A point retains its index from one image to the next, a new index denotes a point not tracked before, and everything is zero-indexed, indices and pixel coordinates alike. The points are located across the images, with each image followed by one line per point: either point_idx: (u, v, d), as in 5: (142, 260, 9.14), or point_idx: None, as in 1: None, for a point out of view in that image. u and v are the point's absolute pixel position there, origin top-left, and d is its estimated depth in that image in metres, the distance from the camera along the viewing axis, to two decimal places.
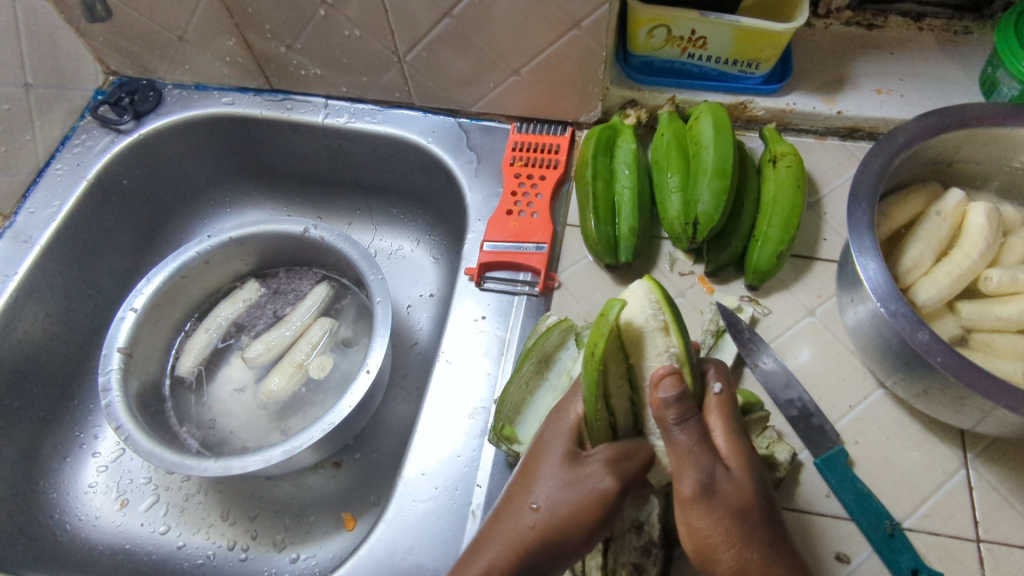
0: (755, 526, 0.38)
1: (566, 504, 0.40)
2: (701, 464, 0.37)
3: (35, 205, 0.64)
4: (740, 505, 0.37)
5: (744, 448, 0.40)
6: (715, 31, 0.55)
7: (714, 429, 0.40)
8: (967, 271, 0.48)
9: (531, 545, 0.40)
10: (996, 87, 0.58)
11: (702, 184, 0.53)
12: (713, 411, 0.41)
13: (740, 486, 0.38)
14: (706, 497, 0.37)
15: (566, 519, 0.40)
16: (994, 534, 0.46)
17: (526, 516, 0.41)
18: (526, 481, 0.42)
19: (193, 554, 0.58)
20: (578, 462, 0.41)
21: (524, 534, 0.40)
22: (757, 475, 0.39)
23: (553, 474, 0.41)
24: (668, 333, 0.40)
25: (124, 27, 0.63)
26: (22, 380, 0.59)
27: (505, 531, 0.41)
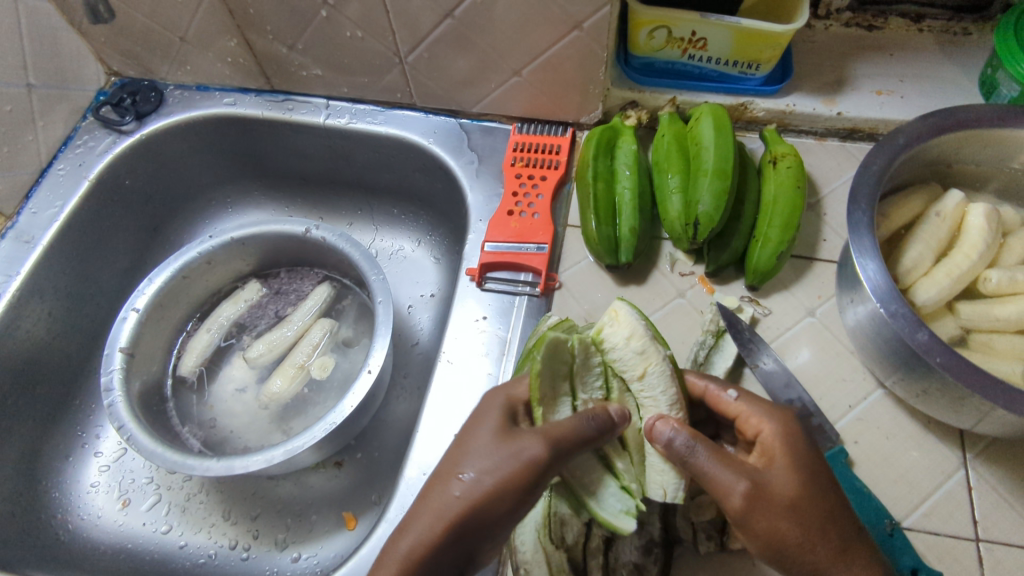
0: (820, 514, 0.38)
1: (493, 478, 0.37)
2: (739, 470, 0.38)
3: (38, 205, 0.64)
4: (793, 498, 0.38)
5: (787, 434, 0.40)
6: (716, 32, 0.55)
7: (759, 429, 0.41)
8: (966, 272, 0.48)
9: (451, 523, 0.37)
10: (996, 88, 0.58)
11: (703, 185, 0.53)
12: (748, 414, 0.42)
13: (790, 476, 0.38)
14: (756, 501, 0.37)
15: (493, 491, 0.37)
16: (994, 534, 0.46)
17: (450, 492, 0.38)
18: (458, 455, 0.39)
19: (194, 554, 0.58)
20: (513, 433, 0.39)
21: (445, 510, 0.37)
22: (808, 461, 0.39)
23: (484, 446, 0.39)
24: (661, 342, 0.43)
25: (126, 28, 0.63)
26: (25, 380, 0.60)
27: (428, 506, 0.38)
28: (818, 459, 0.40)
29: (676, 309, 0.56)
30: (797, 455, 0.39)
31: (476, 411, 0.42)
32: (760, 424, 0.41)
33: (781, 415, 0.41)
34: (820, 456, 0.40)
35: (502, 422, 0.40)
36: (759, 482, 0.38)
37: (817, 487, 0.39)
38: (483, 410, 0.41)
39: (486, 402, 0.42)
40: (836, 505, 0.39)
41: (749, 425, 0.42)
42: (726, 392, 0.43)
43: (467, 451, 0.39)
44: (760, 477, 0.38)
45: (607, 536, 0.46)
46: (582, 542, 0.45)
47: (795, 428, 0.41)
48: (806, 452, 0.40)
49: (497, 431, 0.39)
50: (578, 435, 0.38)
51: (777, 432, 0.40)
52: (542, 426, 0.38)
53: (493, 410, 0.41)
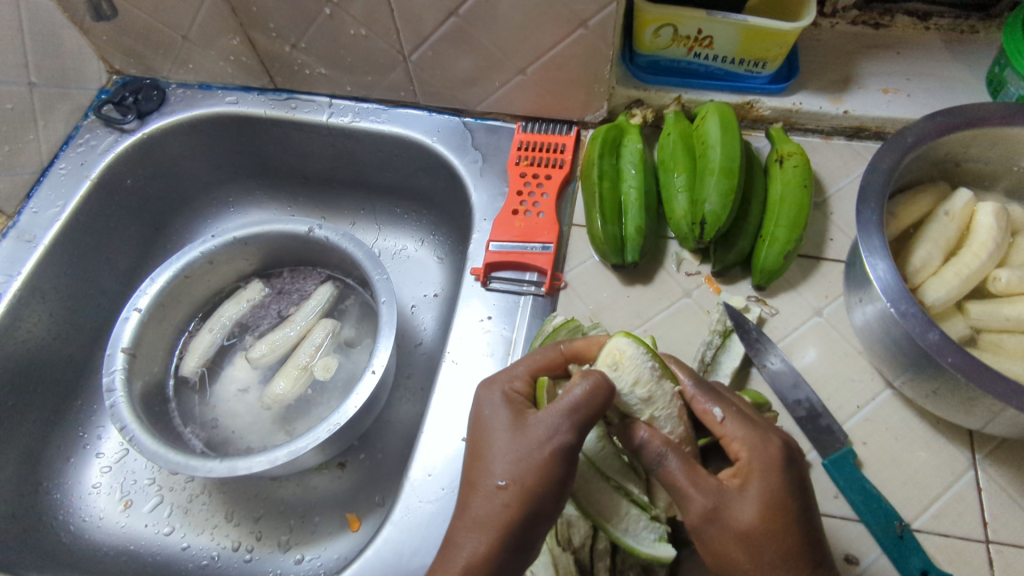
0: (773, 549, 0.37)
1: (528, 473, 0.38)
2: (702, 490, 0.38)
3: (39, 204, 0.63)
4: (750, 527, 0.37)
5: (763, 466, 0.39)
6: (722, 30, 0.55)
7: (738, 452, 0.40)
8: (976, 271, 0.47)
9: (504, 523, 0.37)
10: (1003, 87, 0.58)
11: (710, 184, 0.52)
12: (731, 437, 0.40)
13: (751, 507, 0.38)
14: (710, 520, 0.38)
15: (532, 488, 0.38)
16: (1004, 535, 0.46)
17: (494, 493, 0.38)
18: (483, 459, 0.39)
19: (197, 555, 0.58)
20: (525, 423, 0.39)
21: (499, 513, 0.38)
22: (780, 494, 0.38)
23: (506, 444, 0.39)
24: (665, 379, 0.42)
25: (128, 26, 0.63)
26: (26, 381, 0.59)
27: (477, 515, 0.38)
28: (792, 493, 0.38)
29: (682, 309, 0.56)
30: (768, 488, 0.38)
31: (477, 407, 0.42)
32: (740, 450, 0.40)
33: (760, 447, 0.39)
34: (796, 491, 0.39)
35: (513, 415, 0.40)
36: (719, 506, 0.38)
37: (778, 521, 0.38)
38: (484, 404, 0.41)
39: (484, 399, 0.42)
40: (801, 538, 0.38)
41: (730, 449, 0.40)
42: (712, 410, 0.41)
43: (494, 451, 0.39)
44: (720, 501, 0.38)
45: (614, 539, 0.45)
46: (588, 543, 0.45)
47: (776, 461, 0.39)
48: (779, 485, 0.38)
49: (514, 424, 0.39)
50: (594, 407, 0.38)
51: (751, 462, 0.39)
52: (555, 407, 0.39)
53: (497, 406, 0.41)
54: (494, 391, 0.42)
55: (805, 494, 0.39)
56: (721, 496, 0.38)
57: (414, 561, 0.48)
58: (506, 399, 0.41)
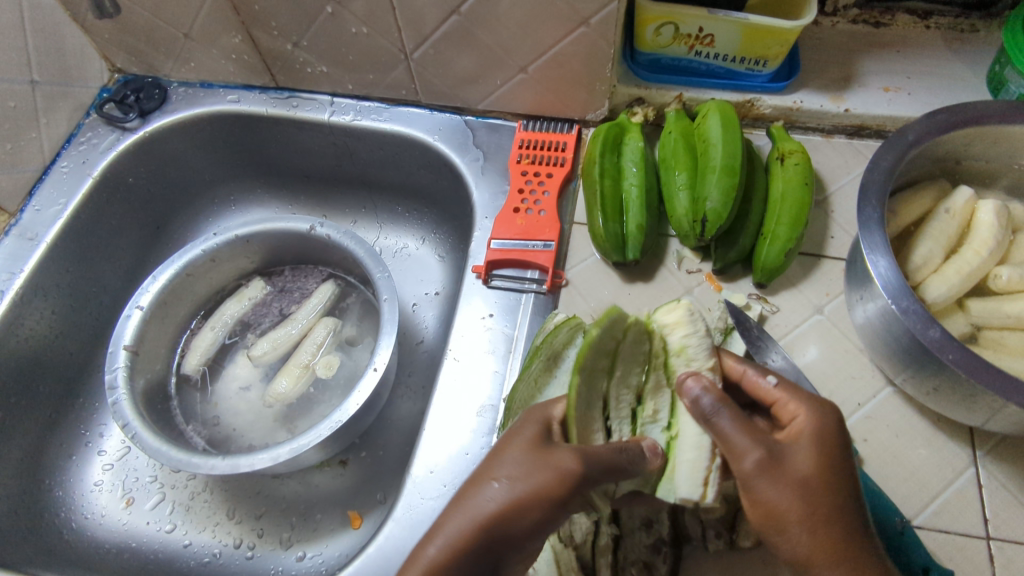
0: (827, 502, 0.37)
1: (527, 484, 0.36)
2: (757, 440, 0.38)
3: (41, 203, 0.63)
4: (807, 476, 0.37)
5: (817, 426, 0.39)
6: (723, 28, 0.55)
7: (796, 415, 0.40)
8: (976, 269, 0.48)
9: (478, 528, 0.36)
10: (1003, 85, 0.58)
11: (711, 182, 0.53)
12: (786, 401, 0.41)
13: (807, 459, 0.38)
14: (768, 468, 0.37)
15: (523, 500, 0.36)
16: (1004, 532, 0.46)
17: (484, 494, 0.37)
18: (492, 463, 0.38)
19: (199, 553, 0.58)
20: (551, 445, 0.38)
21: (480, 512, 0.36)
22: (832, 452, 0.39)
23: (519, 455, 0.38)
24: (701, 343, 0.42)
25: (130, 24, 0.63)
26: (28, 379, 0.59)
27: (462, 509, 0.37)
28: (842, 455, 0.39)
29: None
30: (822, 447, 0.39)
31: (516, 427, 0.40)
32: (796, 411, 0.40)
33: (815, 411, 0.40)
34: (847, 454, 0.39)
35: (539, 437, 0.38)
36: (775, 455, 0.38)
37: (828, 477, 0.38)
38: (528, 418, 0.40)
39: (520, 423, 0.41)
40: (849, 497, 0.38)
41: (784, 412, 0.41)
42: (764, 378, 0.42)
43: (503, 459, 0.38)
44: (774, 451, 0.38)
45: (616, 534, 0.46)
46: (590, 540, 0.45)
47: (830, 423, 0.40)
48: (834, 445, 0.39)
49: (536, 444, 0.38)
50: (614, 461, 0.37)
51: (807, 422, 0.40)
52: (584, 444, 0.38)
53: (530, 423, 0.40)
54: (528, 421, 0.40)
55: (851, 462, 0.40)
56: (775, 446, 0.38)
57: None
58: (544, 420, 0.40)
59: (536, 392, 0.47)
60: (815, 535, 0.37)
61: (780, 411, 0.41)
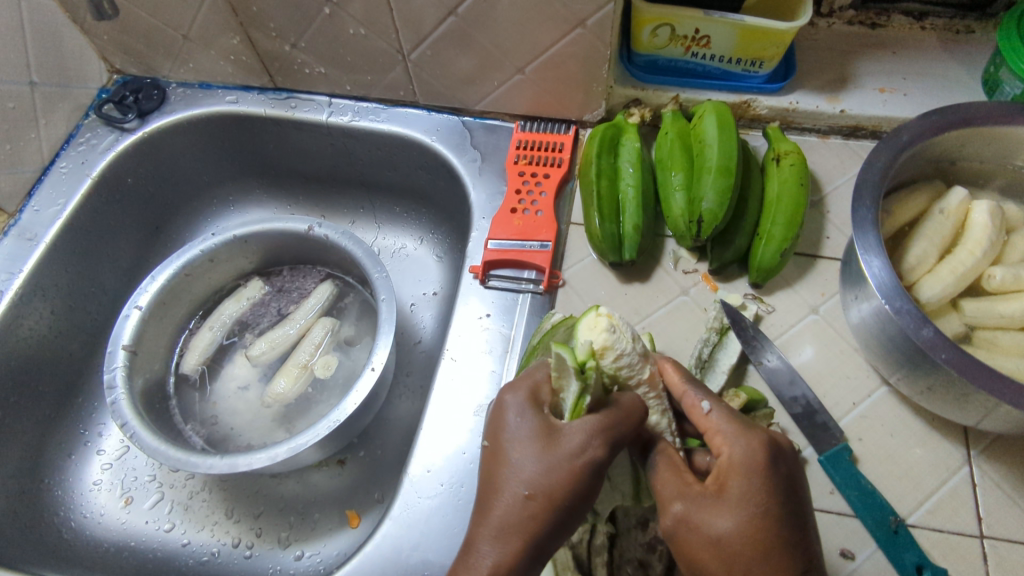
0: (750, 553, 0.36)
1: (555, 486, 0.38)
2: (676, 492, 0.39)
3: (41, 203, 0.64)
4: (722, 530, 0.37)
5: (743, 463, 0.38)
6: (719, 30, 0.55)
7: (722, 451, 0.39)
8: (970, 269, 0.48)
9: (530, 532, 0.38)
10: (998, 86, 0.58)
11: (707, 183, 0.53)
12: (714, 435, 0.40)
13: (730, 510, 0.37)
14: (686, 523, 0.38)
15: (557, 499, 0.38)
16: (998, 530, 0.46)
17: (519, 500, 0.38)
18: (507, 467, 0.39)
19: (198, 552, 0.58)
20: (555, 433, 0.39)
21: (522, 519, 0.38)
22: (761, 497, 0.37)
23: (534, 459, 0.38)
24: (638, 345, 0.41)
25: (129, 25, 0.63)
26: (27, 379, 0.60)
27: (502, 522, 0.38)
28: (768, 495, 0.37)
29: (679, 307, 0.56)
30: (750, 487, 0.37)
31: (501, 414, 0.41)
32: (722, 446, 0.39)
33: (739, 448, 0.38)
34: (782, 489, 0.38)
35: (541, 426, 0.39)
36: (693, 508, 0.38)
37: (753, 524, 0.36)
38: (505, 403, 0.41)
39: (501, 408, 0.41)
40: (783, 542, 0.36)
41: (714, 445, 0.40)
42: (699, 404, 0.41)
43: (516, 462, 0.39)
44: (696, 502, 0.38)
45: (611, 533, 0.46)
46: (586, 539, 0.46)
47: (758, 459, 0.38)
48: (762, 486, 0.37)
49: (542, 437, 0.39)
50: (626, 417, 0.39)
51: (732, 461, 0.38)
52: (590, 423, 0.38)
53: (524, 416, 0.40)
54: (509, 411, 0.40)
55: (790, 496, 0.38)
56: (695, 492, 0.38)
57: (413, 556, 0.48)
58: (526, 391, 0.41)
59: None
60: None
61: (712, 443, 0.40)
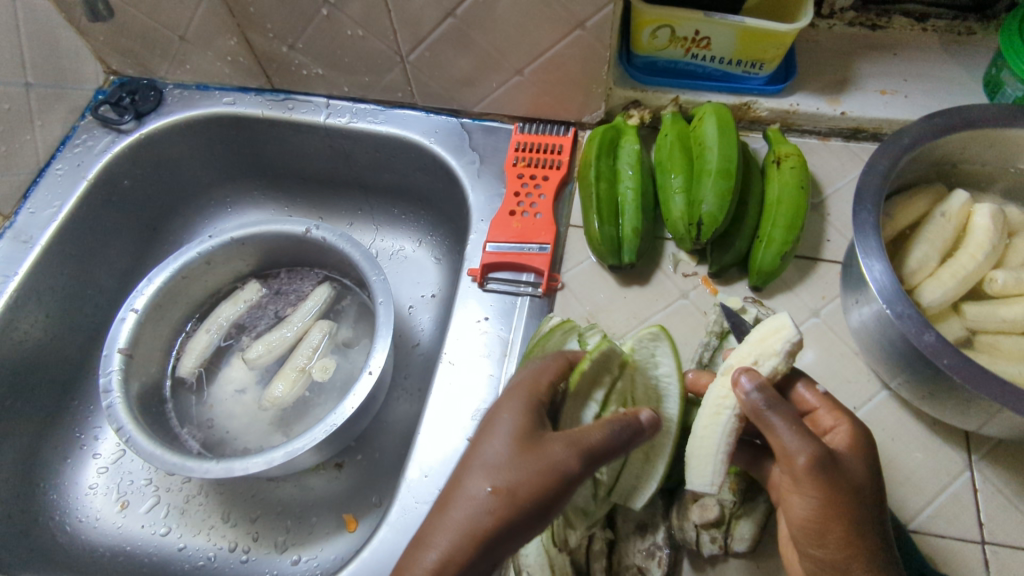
0: (872, 512, 0.37)
1: (525, 485, 0.36)
2: (815, 438, 0.37)
3: (36, 205, 0.63)
4: (856, 485, 0.37)
5: (864, 438, 0.39)
6: (720, 31, 0.55)
7: (838, 424, 0.40)
8: (972, 273, 0.47)
9: (482, 529, 0.36)
10: (1000, 88, 0.58)
11: (707, 185, 0.53)
12: (827, 412, 0.41)
13: (860, 470, 0.37)
14: (825, 470, 0.36)
15: (521, 501, 0.36)
16: (1000, 536, 0.46)
17: (477, 495, 0.36)
18: (479, 463, 0.38)
19: (194, 556, 0.58)
20: (534, 440, 0.38)
21: (471, 515, 0.36)
22: (877, 469, 0.38)
23: (505, 456, 0.37)
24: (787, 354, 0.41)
25: (125, 26, 0.63)
26: (22, 382, 0.59)
27: (456, 517, 0.36)
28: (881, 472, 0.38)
29: (679, 310, 0.56)
30: (869, 454, 0.39)
31: (494, 415, 0.40)
32: (839, 420, 0.40)
33: (857, 423, 0.40)
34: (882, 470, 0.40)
35: (522, 430, 0.38)
36: (833, 459, 0.37)
37: (876, 489, 0.38)
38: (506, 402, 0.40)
39: (501, 407, 0.40)
40: (885, 514, 0.38)
41: (825, 421, 0.41)
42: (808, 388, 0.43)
43: (488, 459, 0.37)
44: (834, 457, 0.37)
45: (610, 539, 0.45)
46: (584, 544, 0.45)
47: (872, 441, 0.39)
48: (874, 456, 0.39)
49: (524, 440, 0.38)
50: (606, 442, 0.38)
51: (854, 433, 0.39)
52: (570, 435, 0.38)
53: (512, 415, 0.39)
54: (507, 411, 0.39)
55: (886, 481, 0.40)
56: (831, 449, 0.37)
57: None
58: (530, 397, 0.40)
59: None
60: (855, 547, 0.36)
61: (821, 421, 0.41)
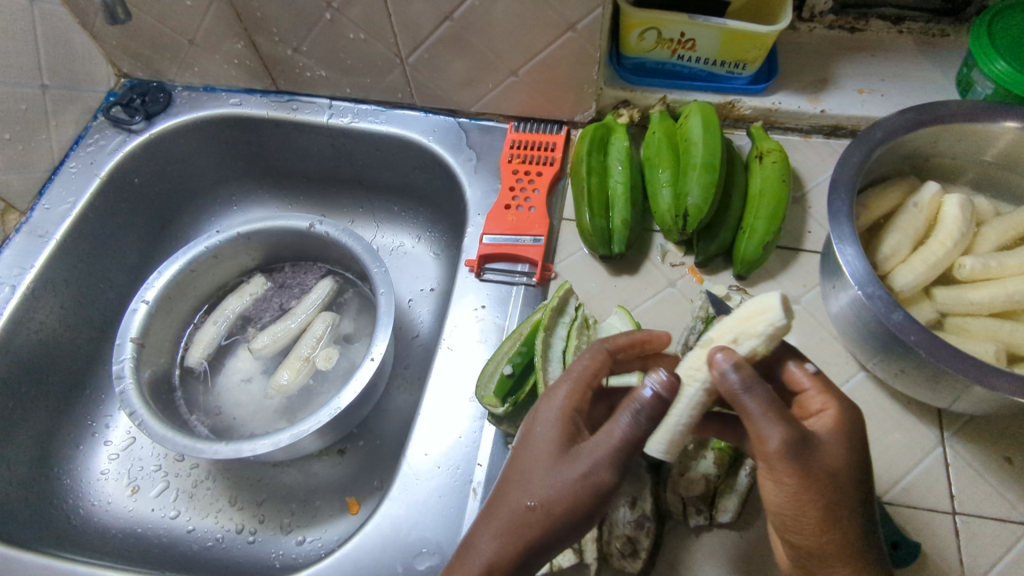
0: (847, 491, 0.38)
1: (563, 498, 0.37)
2: (788, 422, 0.38)
3: (51, 202, 0.66)
4: (831, 467, 0.38)
5: (848, 421, 0.40)
6: (704, 32, 0.57)
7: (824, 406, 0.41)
8: (942, 259, 0.50)
9: (525, 541, 0.37)
10: (971, 86, 0.61)
11: (692, 179, 0.55)
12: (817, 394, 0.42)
13: (838, 452, 0.39)
14: (796, 453, 0.37)
15: (561, 512, 0.37)
16: (970, 507, 0.48)
17: (520, 508, 0.37)
18: (521, 475, 0.38)
19: (202, 537, 0.60)
20: (567, 452, 0.38)
21: (517, 525, 0.37)
22: (856, 449, 0.40)
23: (545, 470, 0.37)
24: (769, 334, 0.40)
25: (137, 31, 0.65)
26: (38, 371, 0.62)
27: (502, 527, 0.37)
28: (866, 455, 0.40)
29: (667, 298, 0.58)
30: (851, 436, 0.40)
31: (530, 424, 0.40)
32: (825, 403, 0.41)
33: (844, 408, 0.41)
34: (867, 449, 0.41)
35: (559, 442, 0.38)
36: (807, 441, 0.38)
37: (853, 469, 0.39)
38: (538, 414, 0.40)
39: (539, 415, 0.40)
40: (864, 491, 0.40)
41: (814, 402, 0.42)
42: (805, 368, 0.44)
43: (529, 472, 0.38)
44: (809, 441, 0.38)
45: (600, 510, 0.47)
46: None
47: (857, 422, 0.41)
48: (857, 437, 0.40)
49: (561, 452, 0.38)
50: (638, 441, 0.37)
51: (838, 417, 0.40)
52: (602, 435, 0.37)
53: (549, 426, 0.39)
54: (539, 425, 0.39)
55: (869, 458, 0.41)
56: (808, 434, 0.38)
57: (411, 535, 0.50)
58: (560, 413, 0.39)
59: (504, 362, 0.51)
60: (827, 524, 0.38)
61: (811, 401, 0.42)
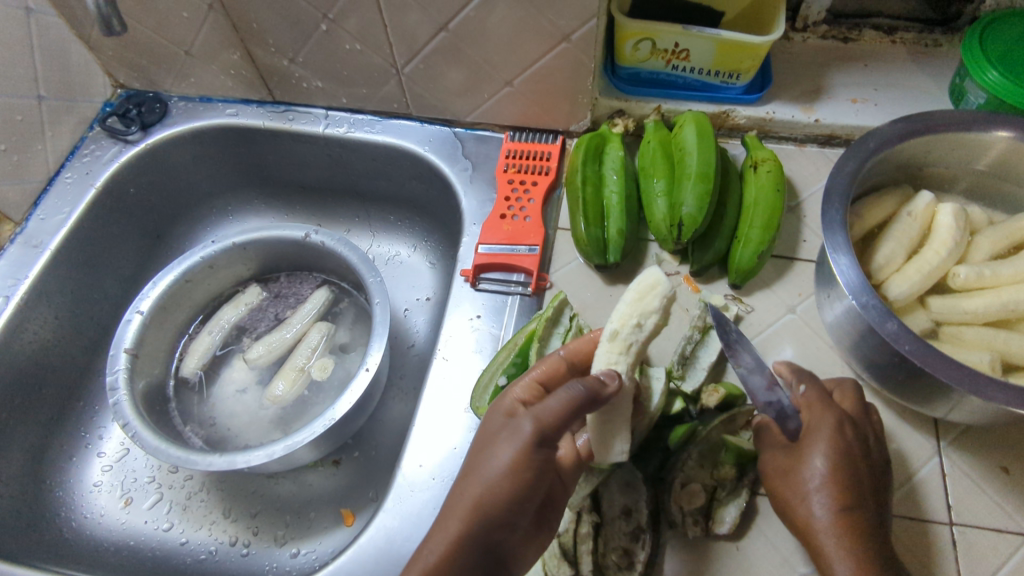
0: None
1: (501, 468, 0.39)
2: None
3: (46, 212, 0.66)
4: None
5: None
6: (698, 43, 0.58)
7: None
8: (935, 268, 0.50)
9: (471, 517, 0.39)
10: (964, 96, 0.61)
11: (687, 188, 0.55)
12: None
13: None
14: None
15: (502, 484, 0.39)
16: (967, 517, 0.48)
17: (465, 487, 0.40)
18: (471, 457, 0.41)
19: (196, 550, 0.60)
20: (507, 425, 0.41)
21: (464, 502, 0.39)
22: None
23: (487, 448, 0.40)
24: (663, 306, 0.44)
25: (134, 42, 0.66)
26: (31, 382, 0.61)
27: (452, 508, 0.40)
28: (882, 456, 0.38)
29: None
30: None
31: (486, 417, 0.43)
32: None
33: None
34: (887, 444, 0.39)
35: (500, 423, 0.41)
36: None
37: None
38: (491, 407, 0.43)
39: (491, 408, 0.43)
40: None
41: None
42: None
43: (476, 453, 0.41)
44: None
45: (596, 522, 0.47)
46: (571, 528, 0.47)
47: None
48: None
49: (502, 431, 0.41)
50: (574, 408, 0.39)
51: None
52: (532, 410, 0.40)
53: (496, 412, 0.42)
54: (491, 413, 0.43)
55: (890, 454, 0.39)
56: None
57: (405, 547, 0.50)
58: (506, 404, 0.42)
59: (498, 373, 0.51)
60: None
61: None
